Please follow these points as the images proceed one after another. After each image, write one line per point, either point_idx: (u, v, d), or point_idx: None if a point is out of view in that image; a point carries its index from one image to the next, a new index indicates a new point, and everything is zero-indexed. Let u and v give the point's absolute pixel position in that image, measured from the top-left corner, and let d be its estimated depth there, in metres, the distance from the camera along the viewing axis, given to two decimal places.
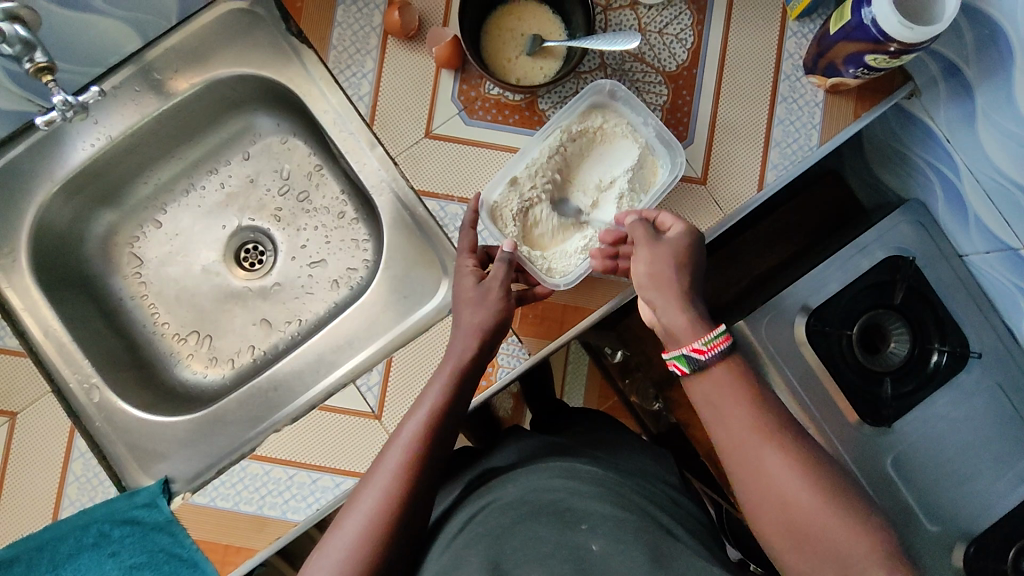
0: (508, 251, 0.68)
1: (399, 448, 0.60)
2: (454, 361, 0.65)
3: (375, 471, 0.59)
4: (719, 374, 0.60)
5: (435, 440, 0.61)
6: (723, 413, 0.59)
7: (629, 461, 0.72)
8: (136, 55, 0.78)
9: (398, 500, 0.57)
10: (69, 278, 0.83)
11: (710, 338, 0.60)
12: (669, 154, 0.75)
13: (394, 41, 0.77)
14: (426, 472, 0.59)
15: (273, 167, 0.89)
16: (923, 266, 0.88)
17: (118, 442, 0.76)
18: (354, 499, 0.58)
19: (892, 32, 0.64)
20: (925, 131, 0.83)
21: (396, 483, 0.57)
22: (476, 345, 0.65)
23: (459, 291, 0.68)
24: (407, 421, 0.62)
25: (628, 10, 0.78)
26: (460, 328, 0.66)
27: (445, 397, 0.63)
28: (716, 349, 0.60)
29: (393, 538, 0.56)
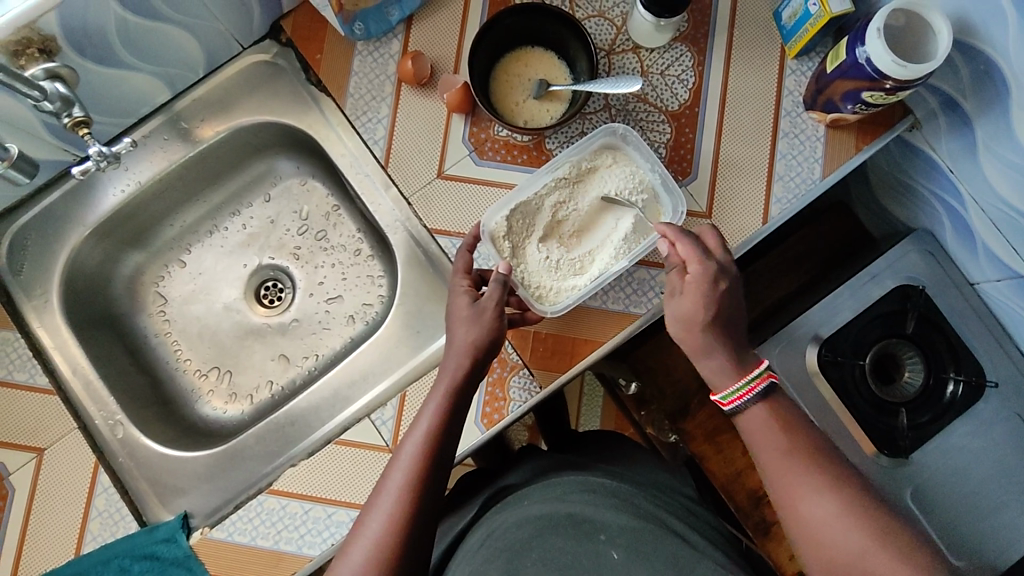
0: (503, 272, 0.69)
1: (401, 470, 0.60)
2: (448, 379, 0.65)
3: (378, 494, 0.60)
4: (758, 414, 0.64)
5: (436, 459, 0.61)
6: (759, 447, 0.63)
7: (646, 478, 0.73)
8: (165, 106, 0.83)
9: (402, 521, 0.57)
10: (97, 318, 0.86)
11: (730, 392, 0.65)
12: (671, 199, 0.77)
13: (408, 88, 0.80)
14: (429, 491, 0.60)
15: (292, 209, 0.93)
16: (934, 295, 0.88)
17: (140, 478, 0.78)
18: (360, 522, 0.59)
19: (886, 70, 0.66)
20: (927, 161, 0.84)
21: (399, 506, 0.58)
22: (468, 363, 0.65)
23: (453, 308, 0.69)
24: (406, 441, 0.62)
25: (631, 54, 0.81)
26: (453, 345, 0.66)
27: (441, 416, 0.63)
28: (744, 399, 0.64)
29: (400, 558, 0.56)
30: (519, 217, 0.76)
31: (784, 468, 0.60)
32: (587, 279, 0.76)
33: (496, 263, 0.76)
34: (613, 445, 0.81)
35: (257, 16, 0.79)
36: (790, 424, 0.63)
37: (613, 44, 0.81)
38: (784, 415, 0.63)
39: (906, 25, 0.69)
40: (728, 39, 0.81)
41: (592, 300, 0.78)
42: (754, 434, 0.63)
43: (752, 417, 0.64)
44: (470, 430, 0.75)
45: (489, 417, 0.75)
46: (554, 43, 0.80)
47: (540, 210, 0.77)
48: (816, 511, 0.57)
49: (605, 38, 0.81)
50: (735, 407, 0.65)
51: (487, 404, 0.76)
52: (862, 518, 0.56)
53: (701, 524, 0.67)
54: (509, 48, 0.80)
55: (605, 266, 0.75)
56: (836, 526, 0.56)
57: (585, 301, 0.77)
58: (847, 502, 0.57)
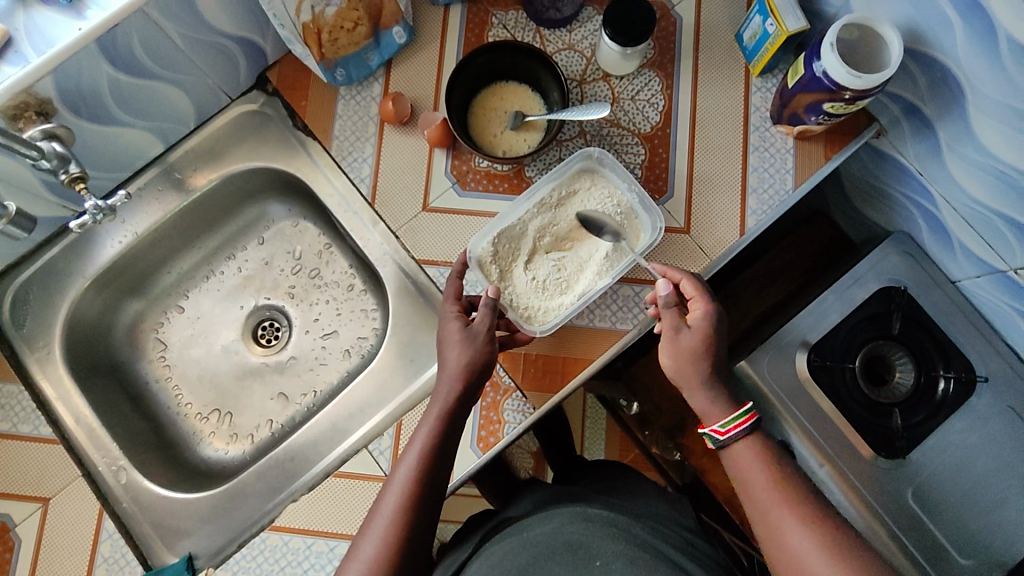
0: (491, 296, 0.70)
1: (392, 497, 0.61)
2: (440, 404, 0.66)
3: (372, 518, 0.61)
4: (744, 448, 0.64)
5: (429, 483, 0.62)
6: (750, 481, 0.63)
7: (643, 508, 0.73)
8: (159, 158, 0.86)
9: (393, 548, 0.59)
10: (98, 367, 0.88)
11: (728, 420, 0.65)
12: (649, 216, 0.79)
13: (390, 127, 0.84)
14: (422, 518, 0.61)
15: (286, 250, 0.95)
16: (918, 294, 0.89)
17: (143, 522, 0.78)
18: (354, 550, 0.60)
19: (843, 82, 0.69)
20: (896, 166, 0.86)
21: (393, 531, 0.59)
22: (460, 386, 0.66)
23: (444, 333, 0.70)
24: (398, 467, 0.63)
25: (602, 82, 0.84)
26: (445, 368, 0.67)
27: (434, 438, 0.64)
28: (736, 432, 0.65)
29: None
30: (504, 242, 0.78)
31: (774, 503, 0.60)
32: (574, 297, 0.78)
33: (485, 287, 0.78)
34: (614, 478, 0.82)
35: (243, 67, 0.83)
36: (781, 461, 0.63)
37: (584, 73, 0.85)
38: (776, 454, 0.64)
39: (860, 38, 0.72)
40: (694, 62, 0.85)
41: (581, 319, 0.79)
42: (743, 465, 0.64)
43: (740, 451, 0.65)
44: (467, 455, 0.76)
45: (485, 441, 0.76)
46: (527, 77, 0.83)
47: (524, 234, 0.79)
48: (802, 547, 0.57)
49: (576, 68, 0.85)
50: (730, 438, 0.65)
51: (482, 428, 0.77)
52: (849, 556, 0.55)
53: (699, 555, 0.66)
54: (485, 85, 0.84)
55: (590, 283, 0.77)
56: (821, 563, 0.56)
57: (573, 321, 0.79)
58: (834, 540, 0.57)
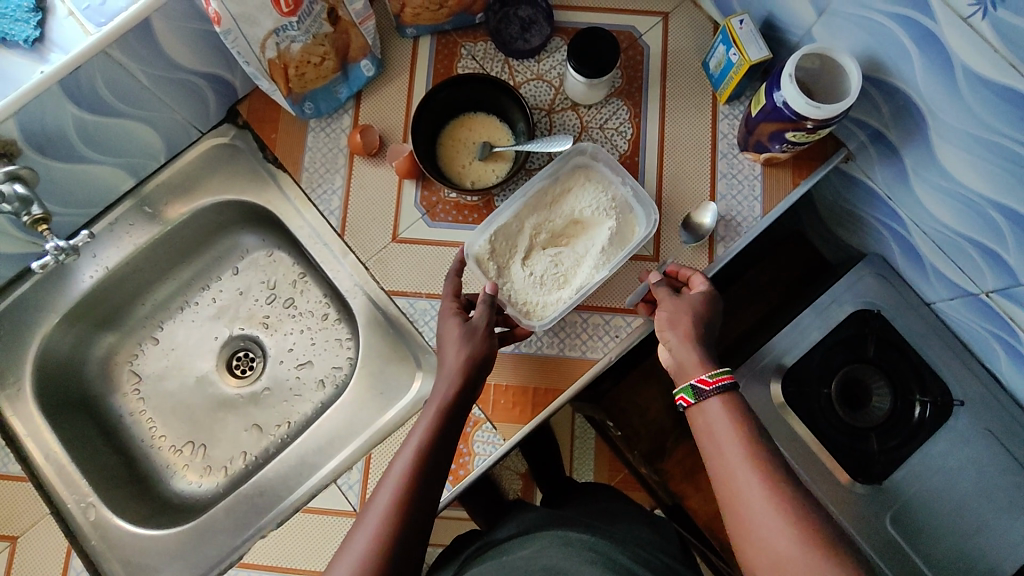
0: (490, 293, 0.71)
1: (388, 490, 0.59)
2: (437, 401, 0.65)
3: (365, 514, 0.58)
4: (714, 407, 0.61)
5: (424, 478, 0.60)
6: (715, 438, 0.59)
7: (624, 533, 0.72)
8: (131, 191, 0.87)
9: (386, 544, 0.55)
10: (70, 402, 0.88)
11: (716, 371, 0.62)
12: (643, 208, 0.80)
13: (359, 158, 0.84)
14: (416, 514, 0.58)
15: (261, 279, 0.96)
16: (892, 317, 0.89)
17: (112, 560, 0.77)
18: (345, 547, 0.57)
19: (803, 112, 0.69)
20: (867, 191, 0.86)
21: (386, 523, 0.56)
22: (458, 382, 0.65)
23: (444, 332, 0.70)
24: (395, 463, 0.61)
25: (570, 111, 0.85)
26: (445, 366, 0.67)
27: (430, 435, 0.63)
28: (713, 387, 0.61)
29: None
30: (501, 239, 0.78)
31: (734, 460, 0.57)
32: (571, 291, 0.77)
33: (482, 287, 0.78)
34: (592, 505, 0.81)
35: (212, 102, 0.83)
36: (750, 423, 0.59)
37: (553, 103, 0.85)
38: (747, 413, 0.60)
39: (822, 67, 0.73)
40: (661, 90, 0.85)
41: (551, 349, 0.78)
42: (710, 424, 0.60)
43: (710, 409, 0.61)
44: None
45: (455, 474, 0.76)
46: (495, 104, 0.84)
47: (521, 231, 0.79)
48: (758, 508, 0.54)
49: (544, 98, 0.85)
50: (713, 391, 0.61)
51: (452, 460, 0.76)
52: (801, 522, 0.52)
53: None
54: (453, 115, 0.84)
55: (588, 276, 0.77)
56: (773, 525, 0.52)
57: (542, 351, 0.78)
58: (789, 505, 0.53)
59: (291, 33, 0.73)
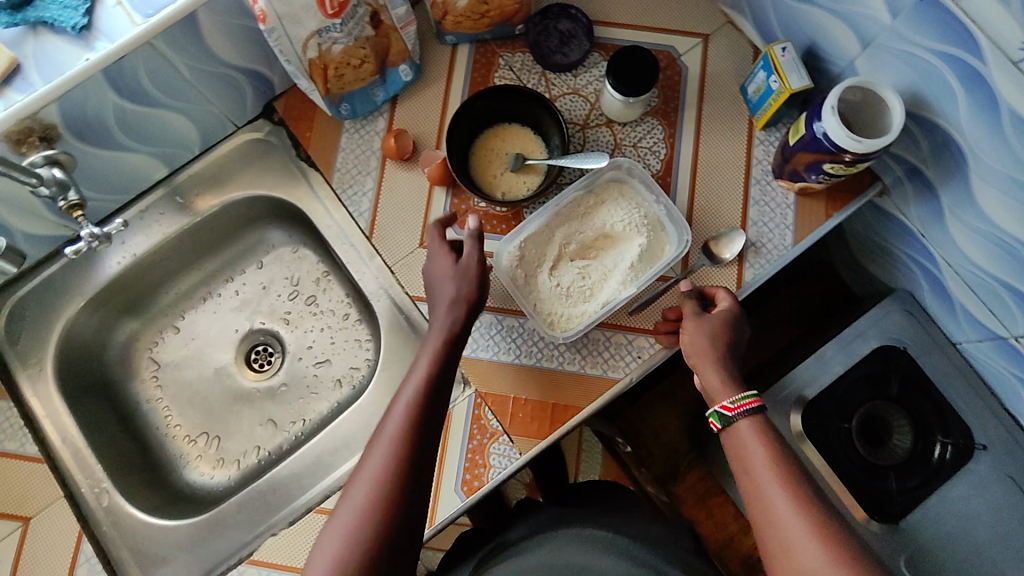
0: (474, 226, 0.70)
1: (381, 449, 0.60)
2: (436, 336, 0.68)
3: (375, 442, 0.61)
4: (743, 430, 0.61)
5: (430, 406, 0.63)
6: (744, 459, 0.59)
7: (640, 530, 0.71)
8: (165, 180, 0.87)
9: (398, 467, 0.59)
10: (90, 385, 0.89)
11: (739, 397, 0.63)
12: (676, 228, 0.79)
13: (392, 162, 0.84)
14: (423, 442, 0.61)
15: (284, 275, 0.96)
16: (918, 355, 0.88)
17: (122, 547, 0.78)
18: (341, 505, 0.58)
19: (843, 145, 0.68)
20: (899, 226, 0.85)
21: (397, 446, 0.60)
22: (455, 317, 0.69)
23: (436, 268, 0.72)
24: (386, 424, 0.62)
25: (604, 128, 0.85)
26: (440, 301, 0.70)
27: (430, 367, 0.66)
28: (738, 411, 0.62)
29: (401, 499, 0.58)
30: (531, 247, 0.78)
31: (763, 477, 0.57)
32: (597, 305, 0.77)
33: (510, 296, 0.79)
34: (607, 499, 0.80)
35: (250, 97, 0.84)
36: (779, 445, 0.59)
37: (587, 118, 0.85)
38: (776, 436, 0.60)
39: (863, 100, 0.72)
40: (697, 112, 0.85)
41: (572, 366, 0.78)
42: (740, 445, 0.60)
43: (739, 432, 0.61)
44: (451, 497, 0.75)
45: (469, 485, 0.75)
46: (529, 115, 0.83)
47: (551, 241, 0.79)
48: (789, 525, 0.53)
49: (578, 113, 0.85)
50: (737, 416, 0.61)
51: (467, 471, 0.75)
52: (831, 541, 0.51)
53: None
54: (488, 126, 0.84)
55: (615, 292, 0.77)
56: (802, 544, 0.52)
57: (562, 366, 0.78)
58: (818, 525, 0.52)
59: (334, 34, 0.73)
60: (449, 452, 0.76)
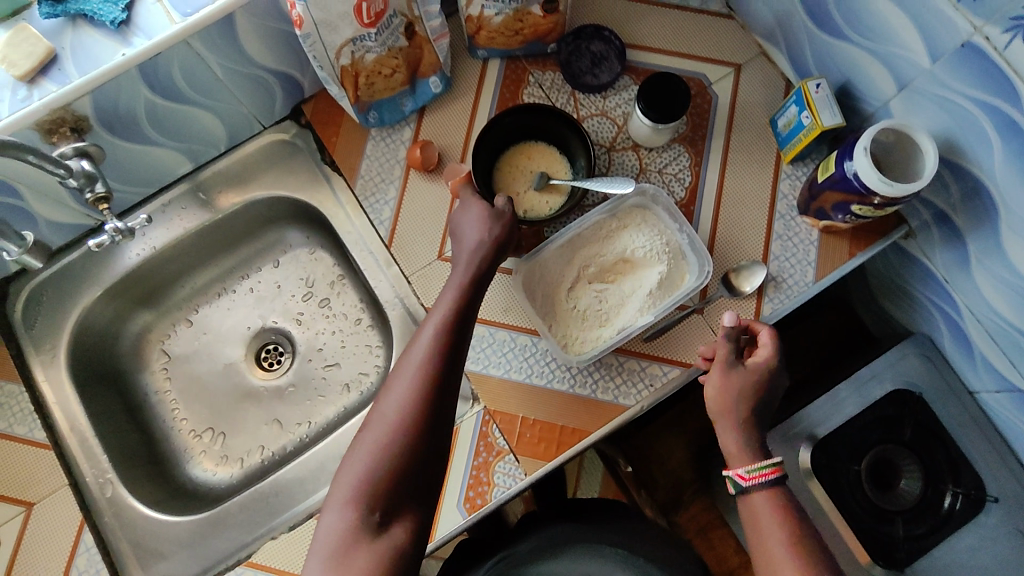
0: (503, 204, 0.71)
1: (406, 379, 0.58)
2: (463, 272, 0.66)
3: (400, 369, 0.59)
4: (760, 500, 0.60)
5: (458, 335, 0.61)
6: (760, 530, 0.58)
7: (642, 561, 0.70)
8: (189, 175, 0.88)
9: (425, 392, 0.57)
10: (100, 374, 0.89)
11: (756, 466, 0.61)
12: (697, 258, 0.79)
13: (415, 173, 0.84)
14: (450, 371, 0.59)
15: (300, 276, 0.96)
16: (933, 401, 0.86)
17: (122, 539, 0.78)
18: (365, 429, 0.57)
19: (873, 187, 0.68)
20: (923, 269, 0.84)
21: (425, 371, 0.58)
22: (483, 256, 0.67)
23: (468, 215, 0.71)
24: (410, 352, 0.60)
25: (630, 152, 0.84)
26: (468, 242, 0.69)
27: (458, 299, 0.64)
28: (755, 480, 0.60)
29: (426, 427, 0.56)
30: (549, 266, 0.79)
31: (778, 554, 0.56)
32: (612, 330, 0.77)
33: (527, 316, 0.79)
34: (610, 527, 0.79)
35: (279, 98, 0.84)
36: (797, 518, 0.58)
37: (614, 141, 0.85)
38: (795, 509, 0.59)
39: (895, 142, 0.71)
40: (725, 142, 0.84)
41: (582, 389, 0.77)
42: (757, 515, 0.59)
43: (757, 502, 0.60)
44: (452, 513, 0.75)
45: (471, 502, 0.75)
46: (555, 131, 0.83)
47: (570, 263, 0.79)
48: None
49: (606, 135, 0.85)
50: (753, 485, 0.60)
51: (471, 487, 0.75)
52: None
53: None
54: (515, 143, 0.84)
55: (631, 318, 0.77)
56: None
57: (573, 389, 0.77)
58: None
59: (368, 43, 0.74)
60: (455, 467, 0.76)
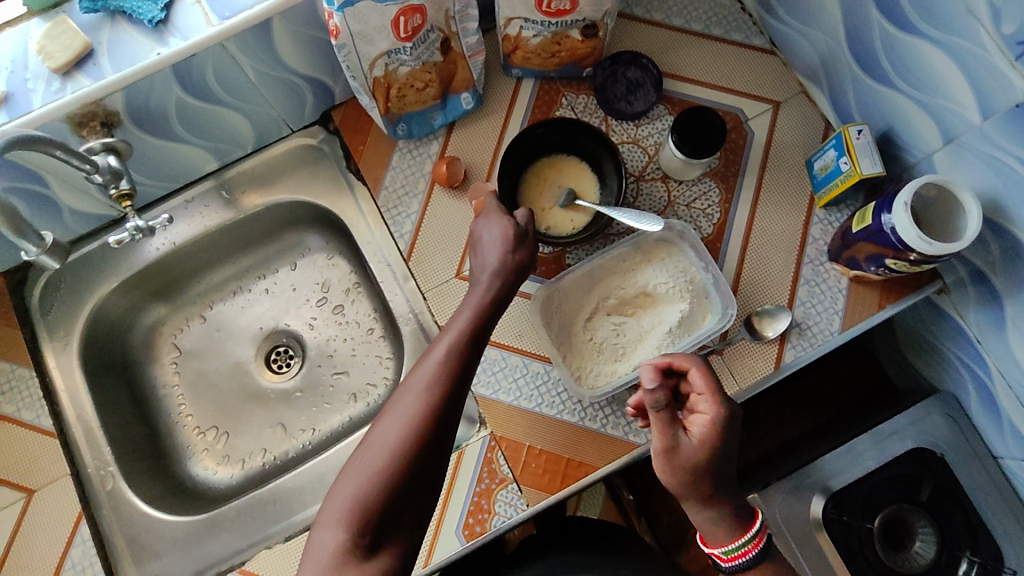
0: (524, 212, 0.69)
1: (410, 400, 0.56)
2: (480, 293, 0.64)
3: (404, 389, 0.58)
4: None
5: (468, 360, 0.59)
6: None
7: None
8: (215, 173, 0.88)
9: (428, 418, 0.55)
10: (111, 364, 0.89)
11: (733, 548, 0.60)
12: (721, 299, 0.77)
13: (440, 188, 0.83)
14: (456, 397, 0.57)
15: (316, 280, 0.95)
16: (955, 463, 0.83)
17: (118, 534, 0.78)
18: (362, 448, 0.55)
19: (910, 243, 0.65)
20: (954, 327, 0.81)
21: (430, 395, 0.56)
22: (502, 278, 0.65)
23: (490, 225, 0.68)
24: (417, 371, 0.58)
25: (659, 182, 0.82)
26: (488, 257, 0.66)
27: (471, 321, 0.62)
28: (737, 560, 0.60)
29: (425, 454, 0.54)
30: (568, 296, 0.78)
31: None
32: (628, 366, 0.76)
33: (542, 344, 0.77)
34: None
35: (309, 103, 0.84)
36: None
37: (643, 170, 0.83)
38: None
39: (937, 197, 0.69)
40: (758, 180, 0.82)
41: (592, 423, 0.75)
42: None
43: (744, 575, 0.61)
44: (450, 538, 0.73)
45: (470, 529, 0.73)
46: (587, 156, 0.82)
47: (590, 293, 0.78)
48: None
49: (636, 164, 0.83)
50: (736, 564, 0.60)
51: (471, 514, 0.74)
52: None
53: None
54: (544, 156, 0.83)
55: (648, 356, 0.75)
56: None
57: (583, 422, 0.75)
58: None
59: (402, 56, 0.73)
60: (456, 492, 0.74)
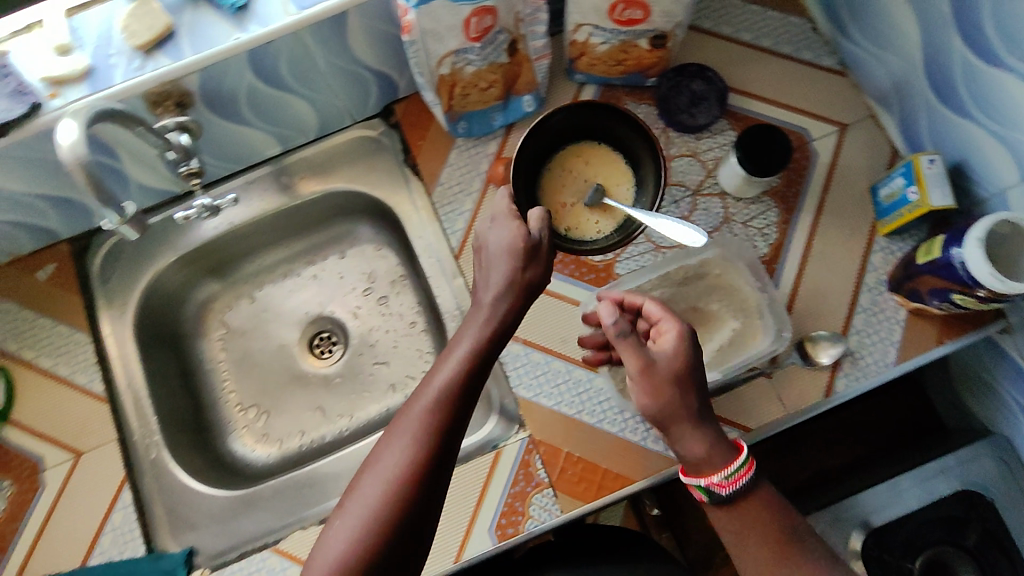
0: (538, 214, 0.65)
1: (401, 443, 0.55)
2: (482, 318, 0.62)
3: (396, 428, 0.56)
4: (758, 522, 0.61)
5: (464, 395, 0.58)
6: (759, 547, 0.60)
7: None
8: (275, 159, 0.89)
9: (420, 461, 0.54)
10: (162, 336, 0.92)
11: (733, 470, 0.59)
12: (773, 321, 0.75)
13: (495, 188, 0.83)
14: (450, 436, 0.56)
15: (363, 270, 0.97)
16: (1005, 510, 0.80)
17: (159, 502, 0.80)
18: (353, 493, 0.54)
19: (981, 280, 0.63)
20: (1015, 369, 0.77)
21: (423, 439, 0.55)
22: (507, 304, 0.63)
23: (499, 242, 0.65)
24: (410, 409, 0.57)
25: (717, 198, 0.81)
26: (495, 271, 0.64)
27: (469, 353, 0.59)
28: (736, 483, 0.60)
29: (417, 498, 0.53)
30: None
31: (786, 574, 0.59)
32: None
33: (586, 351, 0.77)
34: None
35: (374, 95, 0.85)
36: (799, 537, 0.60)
37: (700, 185, 0.82)
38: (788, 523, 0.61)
39: (1012, 233, 0.66)
40: (819, 202, 0.80)
41: (632, 435, 0.74)
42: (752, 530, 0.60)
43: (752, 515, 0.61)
44: (482, 537, 0.73)
45: (503, 530, 0.73)
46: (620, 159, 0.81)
47: None
48: None
49: (694, 178, 0.82)
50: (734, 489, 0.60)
51: (504, 515, 0.74)
52: None
53: None
54: (571, 145, 0.81)
55: None
56: None
57: (624, 433, 0.75)
58: None
59: (470, 56, 0.73)
60: (491, 492, 0.74)
